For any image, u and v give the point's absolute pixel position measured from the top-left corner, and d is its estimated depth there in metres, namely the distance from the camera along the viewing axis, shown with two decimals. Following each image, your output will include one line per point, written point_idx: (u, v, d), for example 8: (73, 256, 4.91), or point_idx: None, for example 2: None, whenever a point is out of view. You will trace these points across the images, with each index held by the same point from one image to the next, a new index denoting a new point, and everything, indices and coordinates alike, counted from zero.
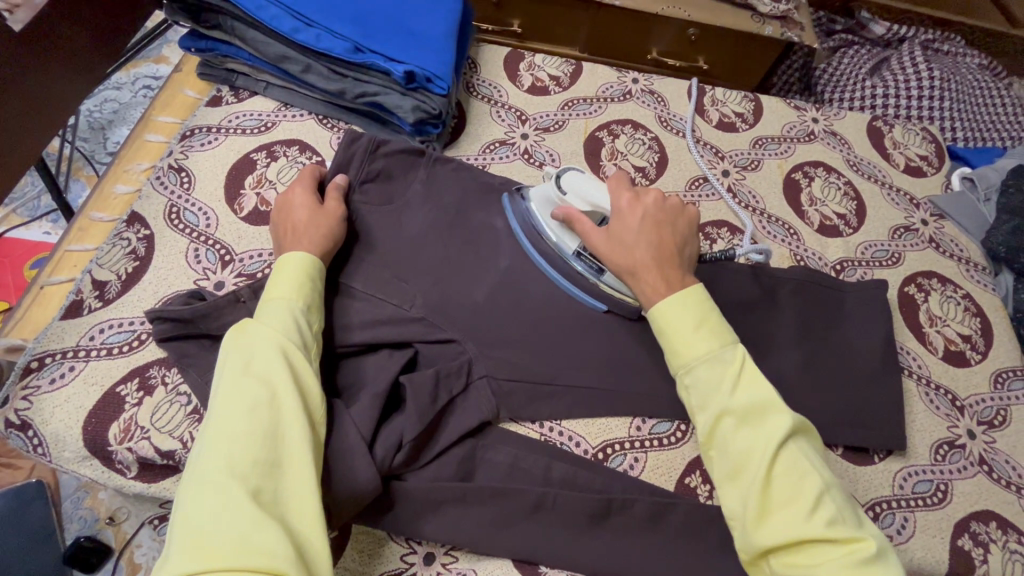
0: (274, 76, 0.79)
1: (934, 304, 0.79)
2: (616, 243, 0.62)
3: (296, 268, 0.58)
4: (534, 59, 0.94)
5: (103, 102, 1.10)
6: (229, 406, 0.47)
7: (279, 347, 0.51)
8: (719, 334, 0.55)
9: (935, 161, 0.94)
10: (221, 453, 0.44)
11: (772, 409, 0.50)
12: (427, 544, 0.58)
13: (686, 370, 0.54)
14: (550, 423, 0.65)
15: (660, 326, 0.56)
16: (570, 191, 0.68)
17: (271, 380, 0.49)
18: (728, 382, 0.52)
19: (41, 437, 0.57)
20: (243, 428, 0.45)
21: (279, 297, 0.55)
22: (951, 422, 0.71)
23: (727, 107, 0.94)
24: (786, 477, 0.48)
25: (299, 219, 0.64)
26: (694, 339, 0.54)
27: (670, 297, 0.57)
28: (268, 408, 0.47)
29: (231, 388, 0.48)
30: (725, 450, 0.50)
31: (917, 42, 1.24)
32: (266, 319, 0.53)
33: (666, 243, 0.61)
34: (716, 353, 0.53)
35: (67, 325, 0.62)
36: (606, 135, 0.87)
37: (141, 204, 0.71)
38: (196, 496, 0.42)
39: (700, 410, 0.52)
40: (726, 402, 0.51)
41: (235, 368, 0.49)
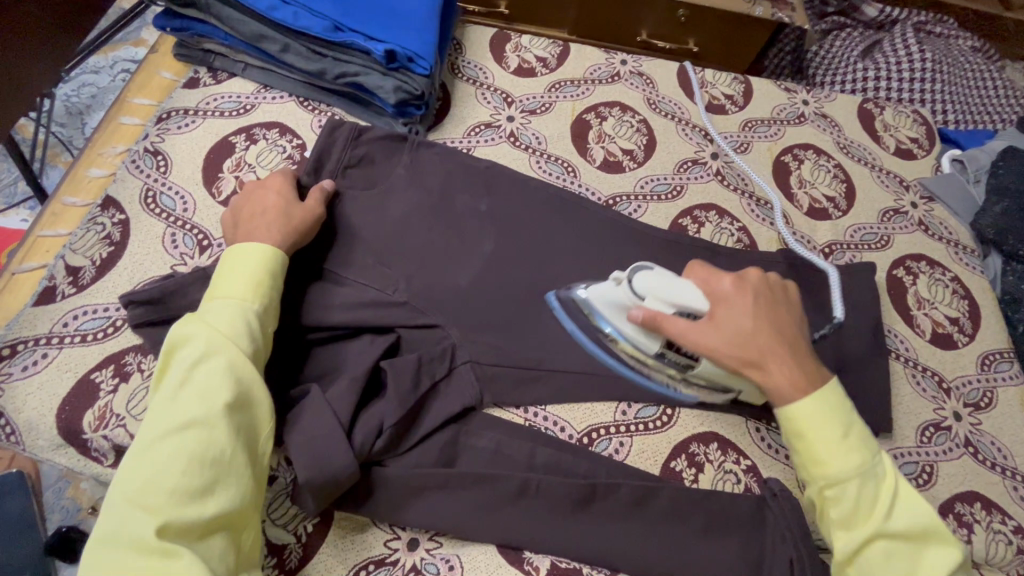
0: (252, 57, 0.77)
1: (922, 287, 0.78)
2: (731, 336, 0.56)
3: (251, 267, 0.55)
4: (520, 41, 0.92)
5: (80, 87, 1.08)
6: (162, 420, 0.45)
7: (223, 356, 0.48)
8: (867, 447, 0.54)
9: (926, 144, 0.93)
10: (148, 469, 0.43)
11: (927, 539, 0.51)
12: (411, 529, 0.57)
13: (829, 483, 0.53)
14: (535, 408, 0.64)
15: (797, 430, 0.55)
16: (647, 291, 0.56)
17: (208, 393, 0.46)
18: (883, 506, 0.52)
19: (14, 424, 0.55)
20: (171, 448, 0.44)
21: (230, 297, 0.53)
22: (937, 404, 0.70)
23: (716, 89, 0.92)
24: None
25: (266, 204, 0.62)
26: (842, 455, 0.53)
27: (808, 398, 0.55)
28: (202, 425, 0.45)
29: (169, 399, 0.46)
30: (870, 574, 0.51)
31: (910, 24, 1.22)
32: (213, 321, 0.51)
33: (782, 331, 0.57)
34: (863, 469, 0.52)
35: (40, 311, 0.60)
36: (594, 117, 0.86)
37: (116, 188, 0.69)
38: (120, 514, 0.42)
39: (846, 526, 0.52)
40: (883, 527, 0.51)
41: (176, 376, 0.48)
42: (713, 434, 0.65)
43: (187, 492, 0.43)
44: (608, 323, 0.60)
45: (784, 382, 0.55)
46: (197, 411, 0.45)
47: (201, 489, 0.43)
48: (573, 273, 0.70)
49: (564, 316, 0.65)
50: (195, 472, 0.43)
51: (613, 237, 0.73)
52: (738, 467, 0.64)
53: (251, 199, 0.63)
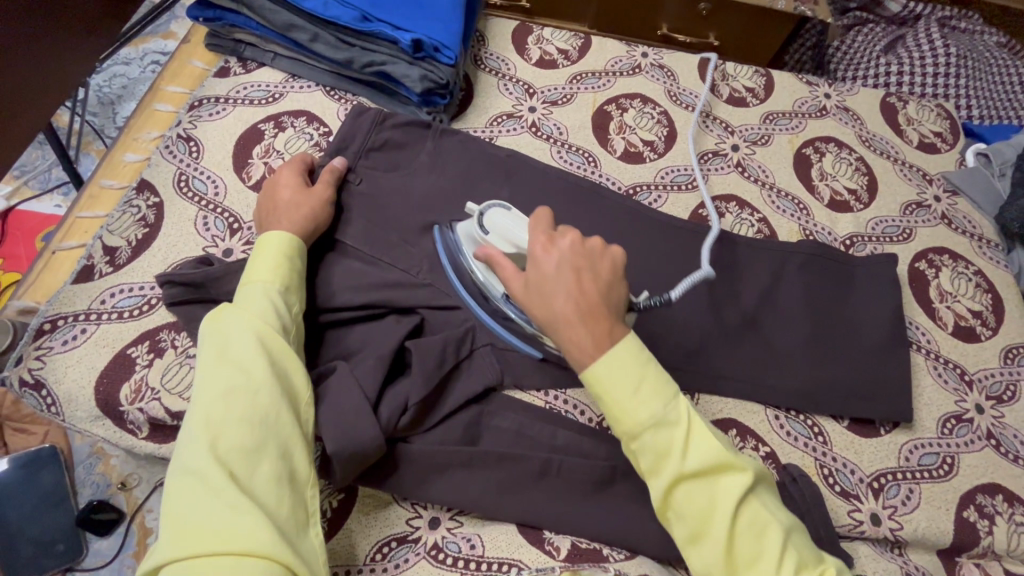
0: (282, 47, 0.79)
1: (944, 280, 0.78)
2: (533, 294, 0.53)
3: (273, 251, 0.57)
4: (541, 33, 0.93)
5: (111, 78, 1.10)
6: (205, 397, 0.47)
7: (255, 332, 0.50)
8: (660, 390, 0.49)
9: (950, 138, 0.92)
10: (198, 443, 0.44)
11: (728, 468, 0.47)
12: (433, 508, 0.58)
13: (634, 439, 0.48)
14: (556, 391, 0.65)
15: (596, 392, 0.49)
16: (492, 231, 0.61)
17: (245, 366, 0.48)
18: (678, 448, 0.47)
19: (54, 396, 0.58)
20: (216, 419, 0.45)
21: (257, 280, 0.55)
22: (959, 396, 0.70)
23: (737, 82, 0.93)
24: (748, 535, 0.46)
25: (277, 198, 0.64)
26: (638, 403, 0.48)
27: (601, 359, 0.49)
28: (244, 394, 0.47)
29: (208, 377, 0.48)
30: (683, 514, 0.47)
31: (934, 19, 1.21)
32: (243, 303, 0.53)
33: (587, 293, 0.52)
34: (660, 416, 0.48)
35: (79, 289, 0.63)
36: (615, 108, 0.87)
37: (150, 172, 0.71)
38: (176, 489, 0.43)
39: (652, 475, 0.48)
40: (679, 469, 0.46)
41: (212, 355, 0.49)
42: (733, 421, 0.65)
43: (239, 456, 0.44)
44: (471, 265, 0.65)
45: (572, 347, 0.51)
46: (237, 384, 0.47)
47: (252, 452, 0.45)
48: None
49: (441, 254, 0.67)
50: (244, 435, 0.45)
51: (634, 226, 0.74)
52: (757, 454, 0.63)
53: (265, 191, 0.65)
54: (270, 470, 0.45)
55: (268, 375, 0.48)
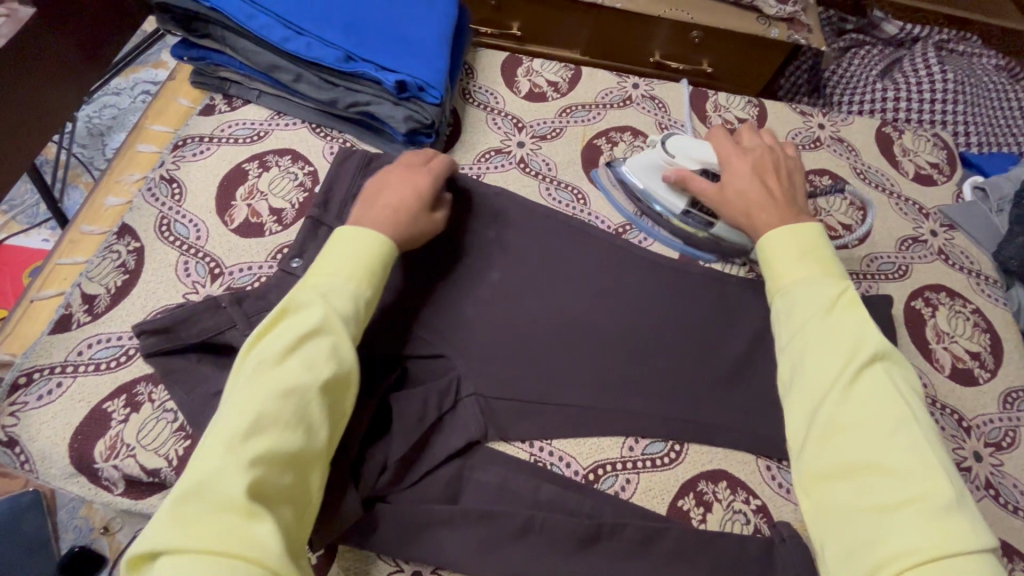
0: (267, 85, 0.78)
1: (942, 319, 0.76)
2: (728, 190, 0.68)
3: (356, 245, 0.56)
4: (531, 65, 0.92)
5: (102, 108, 1.10)
6: (260, 383, 0.45)
7: (329, 335, 0.49)
8: (824, 266, 0.58)
9: (946, 169, 0.91)
10: (240, 429, 0.43)
11: (864, 334, 0.51)
12: (415, 563, 0.57)
13: (780, 294, 0.57)
14: (540, 443, 0.63)
15: (765, 255, 0.60)
16: (677, 153, 0.74)
17: (310, 365, 0.47)
18: (823, 305, 0.53)
19: (28, 453, 0.56)
20: (267, 411, 0.44)
21: (337, 276, 0.54)
22: (956, 443, 0.68)
23: (730, 112, 0.91)
24: (865, 400, 0.48)
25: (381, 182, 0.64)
26: (788, 267, 0.58)
27: (782, 229, 0.61)
28: (300, 394, 0.46)
29: (272, 363, 0.47)
30: (803, 366, 0.51)
31: (931, 42, 1.20)
32: (321, 296, 0.52)
33: (775, 188, 0.66)
34: (811, 279, 0.56)
35: (56, 339, 0.62)
36: (605, 142, 0.85)
37: (132, 216, 0.70)
38: (198, 468, 0.42)
39: (786, 329, 0.55)
40: (816, 320, 0.53)
41: (280, 340, 0.48)
42: (722, 473, 0.64)
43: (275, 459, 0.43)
44: (644, 189, 0.77)
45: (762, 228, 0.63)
46: (297, 381, 0.46)
47: (288, 455, 0.44)
48: (579, 305, 0.70)
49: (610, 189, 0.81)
50: (286, 436, 0.44)
51: (622, 267, 0.73)
52: (747, 507, 0.62)
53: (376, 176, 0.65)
54: (291, 479, 0.44)
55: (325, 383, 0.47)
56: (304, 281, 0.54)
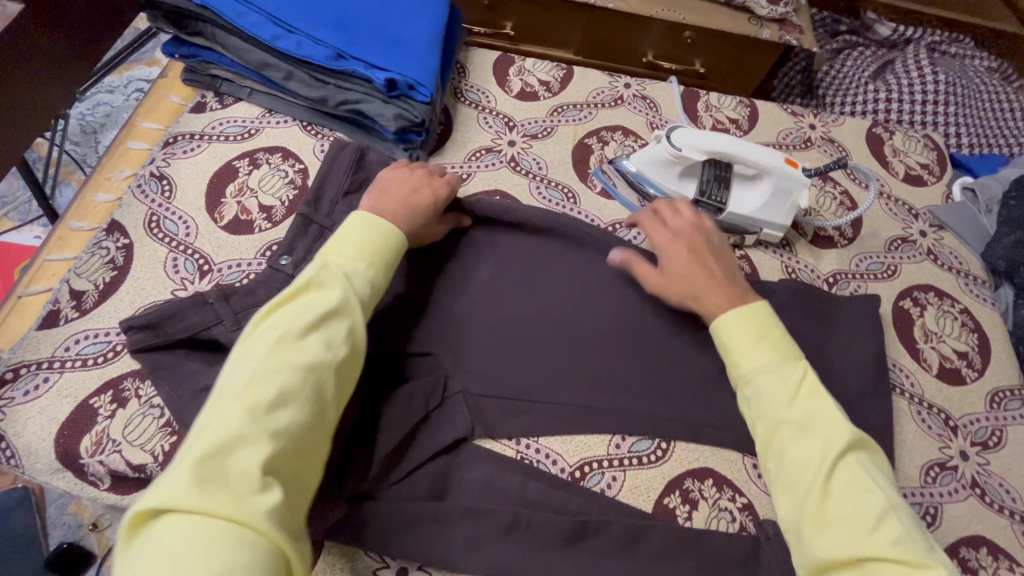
0: (258, 83, 0.78)
1: (929, 319, 0.77)
2: (671, 278, 0.65)
3: (374, 235, 0.56)
4: (523, 65, 0.92)
5: (95, 106, 1.10)
6: (279, 355, 0.45)
7: (347, 318, 0.50)
8: (782, 349, 0.56)
9: (936, 170, 0.91)
10: (259, 401, 0.42)
11: (832, 421, 0.50)
12: (401, 559, 0.57)
13: (747, 382, 0.55)
14: (527, 440, 0.63)
15: (722, 339, 0.58)
16: (684, 146, 0.73)
17: (327, 344, 0.47)
18: (789, 393, 0.52)
19: (14, 448, 0.56)
20: (285, 384, 0.43)
21: (355, 259, 0.54)
22: (943, 443, 0.68)
23: (721, 113, 0.92)
24: (845, 494, 0.47)
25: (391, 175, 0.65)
26: (752, 350, 0.56)
27: (733, 311, 0.59)
28: (316, 371, 0.46)
29: (291, 334, 0.46)
30: (783, 460, 0.50)
31: (924, 44, 1.21)
32: (339, 277, 0.52)
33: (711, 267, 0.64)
34: (775, 365, 0.55)
35: (43, 336, 0.62)
36: (595, 141, 0.86)
37: (121, 213, 0.70)
38: (209, 434, 0.40)
39: (758, 421, 0.53)
40: (783, 413, 0.51)
41: (298, 313, 0.48)
42: (708, 471, 0.64)
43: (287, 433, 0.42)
44: (651, 180, 0.78)
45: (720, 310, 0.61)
46: (315, 358, 0.46)
47: (299, 431, 0.43)
48: (567, 305, 0.70)
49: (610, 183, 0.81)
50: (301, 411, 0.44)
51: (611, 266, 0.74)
52: (733, 505, 0.62)
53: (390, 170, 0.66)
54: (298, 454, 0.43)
55: (339, 365, 0.48)
56: (321, 261, 0.53)
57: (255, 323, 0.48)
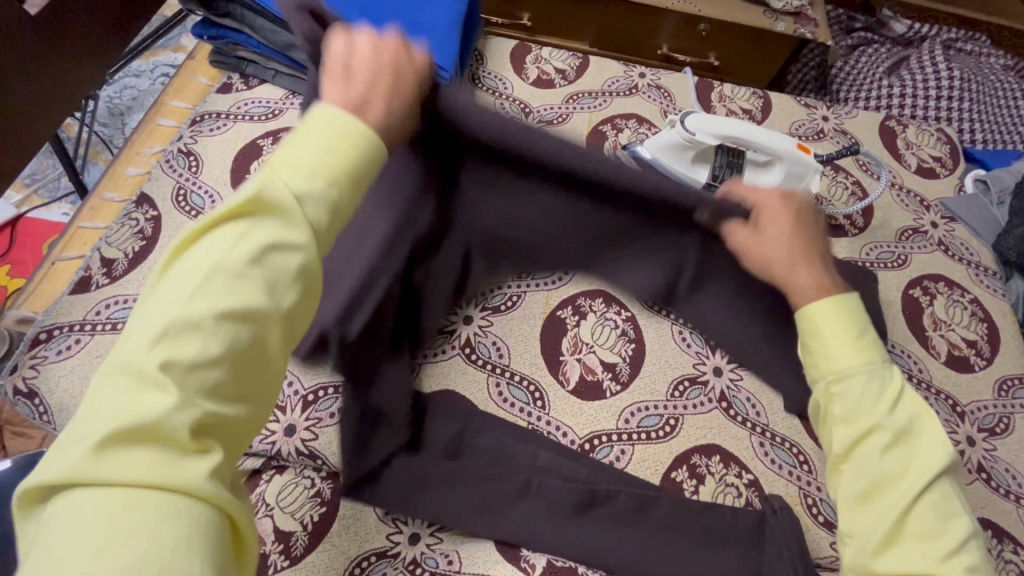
0: (283, 65, 0.81)
1: (939, 308, 0.77)
2: (764, 252, 0.55)
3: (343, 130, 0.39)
4: (540, 53, 0.94)
5: (122, 89, 1.14)
6: (207, 299, 0.32)
7: (297, 252, 0.35)
8: (877, 349, 0.50)
9: (949, 163, 0.92)
10: (180, 355, 0.31)
11: (930, 440, 0.46)
12: (414, 524, 0.59)
13: (836, 378, 0.49)
14: (538, 412, 0.65)
15: (807, 329, 0.52)
16: (696, 129, 0.74)
17: (271, 286, 0.34)
18: (886, 401, 0.47)
19: (47, 405, 0.59)
20: (208, 339, 0.32)
21: (308, 164, 0.37)
22: (950, 427, 0.69)
23: (734, 103, 0.93)
24: (927, 515, 0.43)
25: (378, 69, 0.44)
26: (849, 351, 0.50)
27: (825, 300, 0.52)
28: (253, 323, 0.33)
29: (216, 265, 0.33)
30: (863, 469, 0.46)
31: (939, 41, 1.21)
32: (288, 190, 0.36)
33: (807, 243, 0.56)
34: (872, 367, 0.49)
35: (75, 299, 0.64)
36: (610, 128, 0.87)
37: (150, 186, 0.73)
38: (121, 393, 0.30)
39: (845, 421, 0.48)
40: (880, 420, 0.46)
41: (233, 239, 0.34)
42: (715, 447, 0.65)
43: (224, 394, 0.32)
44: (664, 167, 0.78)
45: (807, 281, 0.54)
46: (261, 300, 0.34)
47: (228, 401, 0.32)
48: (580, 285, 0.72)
49: None
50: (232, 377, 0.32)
51: None
52: (739, 481, 0.63)
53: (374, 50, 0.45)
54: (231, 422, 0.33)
55: (293, 309, 0.35)
56: (270, 162, 0.37)
57: (183, 244, 0.35)
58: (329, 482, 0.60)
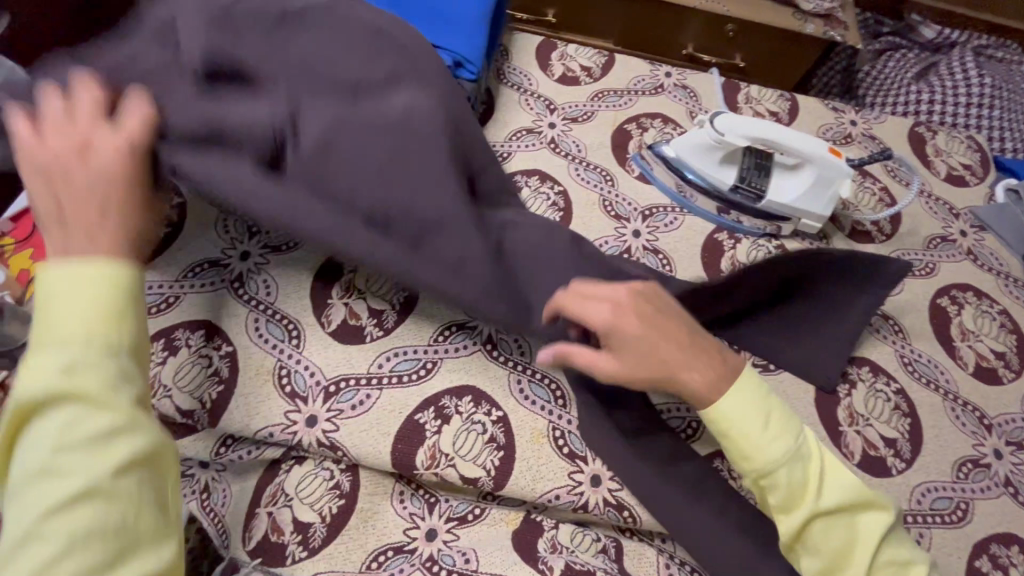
0: None
1: (967, 318, 0.76)
2: (641, 358, 0.50)
3: (100, 271, 0.42)
4: (565, 50, 0.93)
5: None
6: (41, 475, 0.37)
7: (99, 386, 0.39)
8: (787, 427, 0.50)
9: (979, 171, 0.90)
10: (26, 529, 0.36)
11: (863, 500, 0.50)
12: (431, 519, 0.60)
13: (762, 474, 0.49)
14: (559, 410, 0.63)
15: (721, 429, 0.50)
16: (726, 130, 0.74)
17: (80, 423, 0.38)
18: (814, 484, 0.49)
19: None
20: (46, 495, 0.36)
21: (55, 340, 0.39)
22: (977, 440, 0.68)
23: (761, 105, 0.92)
24: (888, 571, 0.49)
25: (58, 154, 0.45)
26: (765, 444, 0.49)
27: (727, 394, 0.50)
28: (83, 458, 0.37)
29: (37, 441, 0.38)
30: (818, 548, 0.49)
31: (969, 47, 1.19)
32: (54, 348, 0.39)
33: (684, 336, 0.52)
34: (793, 451, 0.49)
35: None
36: (635, 127, 0.86)
37: None
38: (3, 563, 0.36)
39: (786, 510, 0.49)
40: (817, 505, 0.48)
41: (47, 412, 0.38)
42: None
43: (101, 531, 0.37)
44: (693, 166, 0.79)
45: (696, 384, 0.51)
46: (87, 446, 0.38)
47: (86, 525, 0.36)
48: None
49: (647, 170, 0.82)
50: (84, 503, 0.37)
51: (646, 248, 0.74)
52: None
53: (36, 138, 0.45)
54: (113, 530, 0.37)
55: (132, 460, 0.39)
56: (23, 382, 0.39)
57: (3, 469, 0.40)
58: (348, 476, 0.60)
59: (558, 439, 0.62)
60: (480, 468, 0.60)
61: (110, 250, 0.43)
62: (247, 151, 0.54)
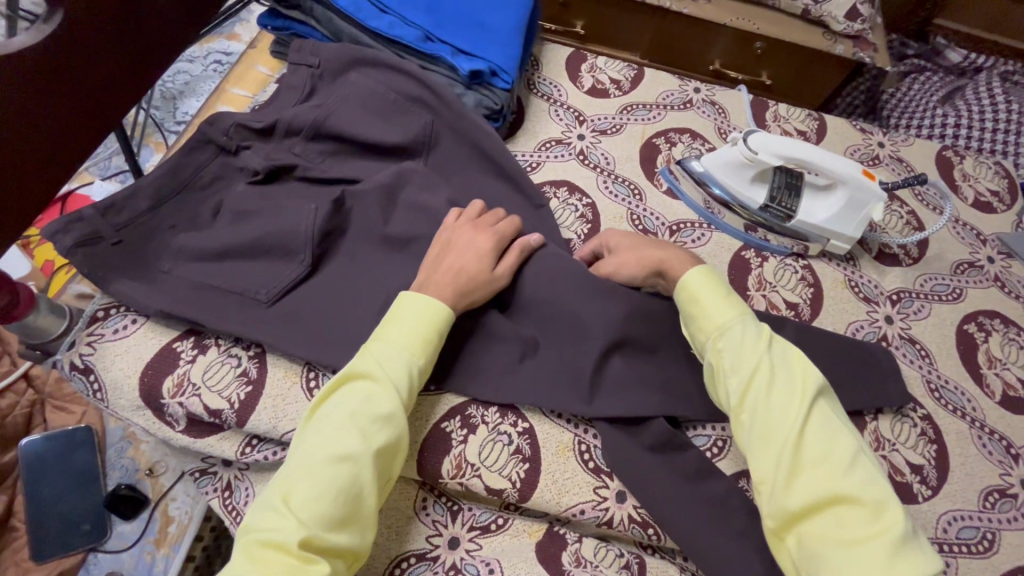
0: None
1: (994, 345, 0.75)
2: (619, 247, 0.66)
3: (432, 312, 0.55)
4: (595, 62, 0.94)
5: (175, 74, 1.15)
6: (346, 425, 0.48)
7: (395, 382, 0.51)
8: (742, 307, 0.59)
9: (1007, 198, 0.90)
10: (325, 455, 0.47)
11: (805, 370, 0.54)
12: (453, 528, 0.60)
13: (718, 335, 0.56)
14: (585, 424, 0.63)
15: (688, 297, 0.59)
16: (759, 147, 0.73)
17: (375, 401, 0.50)
18: (763, 343, 0.55)
19: (101, 382, 0.60)
20: (339, 442, 0.48)
21: (392, 341, 0.53)
22: (1004, 469, 0.67)
23: (789, 124, 0.92)
24: (822, 438, 0.50)
25: (460, 236, 0.62)
26: (721, 309, 0.58)
27: (698, 271, 0.60)
28: (371, 427, 0.49)
29: (346, 399, 0.50)
30: (758, 410, 0.52)
31: (996, 72, 1.20)
32: (384, 352, 0.53)
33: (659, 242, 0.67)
34: (743, 321, 0.57)
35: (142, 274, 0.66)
36: (663, 142, 0.86)
37: None
38: (293, 469, 0.47)
39: (733, 371, 0.54)
40: (759, 359, 0.53)
41: (361, 390, 0.50)
42: None
43: (347, 494, 0.46)
44: (723, 183, 0.78)
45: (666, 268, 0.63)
46: (375, 420, 0.49)
47: (354, 481, 0.47)
48: None
49: (674, 183, 0.82)
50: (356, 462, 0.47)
51: None
52: None
53: (451, 224, 0.64)
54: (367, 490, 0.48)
55: (383, 448, 0.49)
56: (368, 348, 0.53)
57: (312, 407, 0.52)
58: None
59: (583, 453, 0.62)
60: (505, 479, 0.59)
61: (443, 295, 0.57)
62: (289, 254, 0.63)
